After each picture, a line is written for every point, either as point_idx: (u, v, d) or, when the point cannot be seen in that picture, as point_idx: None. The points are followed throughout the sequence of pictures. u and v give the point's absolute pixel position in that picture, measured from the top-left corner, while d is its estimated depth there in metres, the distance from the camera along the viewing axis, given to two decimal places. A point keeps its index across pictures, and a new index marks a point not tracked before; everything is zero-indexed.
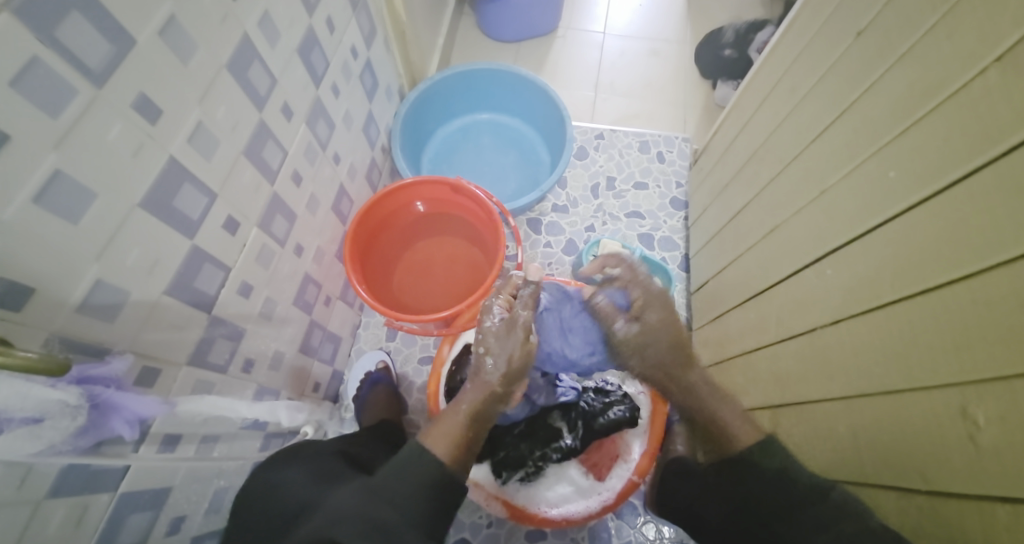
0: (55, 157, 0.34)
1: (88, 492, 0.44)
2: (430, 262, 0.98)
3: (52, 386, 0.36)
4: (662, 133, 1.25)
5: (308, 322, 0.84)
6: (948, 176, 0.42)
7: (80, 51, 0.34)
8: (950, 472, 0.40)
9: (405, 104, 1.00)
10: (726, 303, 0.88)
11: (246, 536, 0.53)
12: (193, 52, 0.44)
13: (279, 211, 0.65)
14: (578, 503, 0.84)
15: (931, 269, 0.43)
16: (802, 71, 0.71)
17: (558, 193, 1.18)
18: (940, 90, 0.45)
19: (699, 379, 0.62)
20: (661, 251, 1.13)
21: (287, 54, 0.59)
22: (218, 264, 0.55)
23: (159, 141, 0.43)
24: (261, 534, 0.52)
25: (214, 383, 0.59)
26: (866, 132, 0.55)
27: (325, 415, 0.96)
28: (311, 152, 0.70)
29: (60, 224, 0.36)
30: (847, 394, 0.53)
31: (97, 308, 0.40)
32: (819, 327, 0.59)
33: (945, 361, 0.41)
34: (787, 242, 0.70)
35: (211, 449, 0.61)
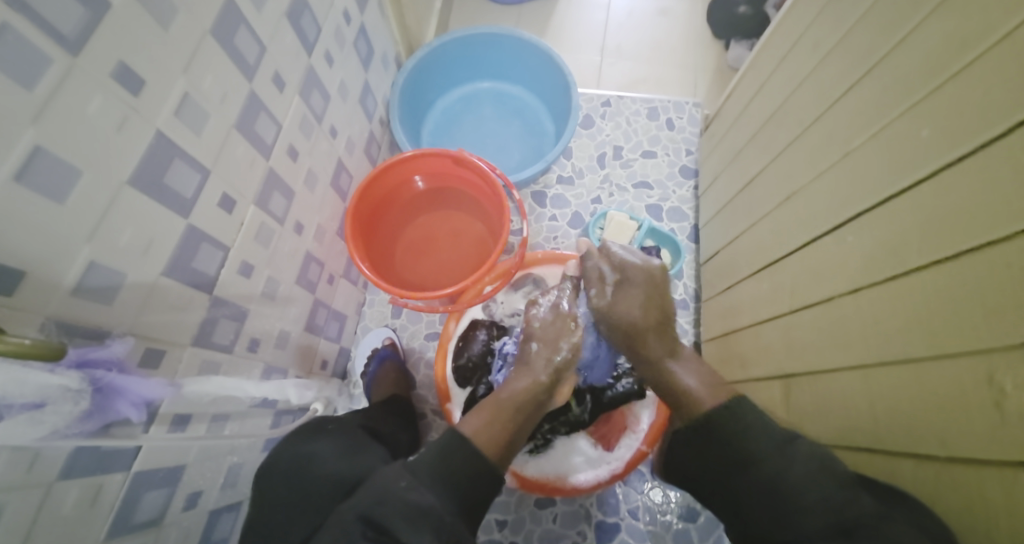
0: (34, 133, 0.32)
1: (101, 473, 0.44)
2: (434, 237, 0.96)
3: (50, 371, 0.35)
4: (671, 99, 1.20)
5: (313, 300, 0.83)
6: (986, 134, 0.40)
7: (52, 16, 0.32)
8: (970, 440, 0.39)
9: (403, 73, 0.96)
10: (739, 273, 0.86)
11: (274, 504, 0.56)
12: (174, 16, 0.42)
13: (276, 187, 0.63)
14: (588, 472, 0.84)
15: (962, 234, 0.41)
16: (826, 25, 0.67)
17: (563, 163, 1.15)
18: (982, 40, 0.42)
19: (657, 348, 0.67)
20: (670, 223, 1.10)
21: (275, 18, 0.56)
22: (217, 243, 0.54)
23: (144, 114, 0.41)
24: (293, 506, 0.55)
25: (220, 363, 0.59)
26: (896, 90, 0.52)
27: (334, 392, 0.97)
28: (307, 124, 0.68)
29: (47, 205, 0.34)
30: (865, 364, 0.52)
31: (92, 291, 0.39)
32: (836, 297, 0.58)
33: (972, 329, 0.39)
34: (804, 209, 0.67)
35: (222, 428, 0.61)
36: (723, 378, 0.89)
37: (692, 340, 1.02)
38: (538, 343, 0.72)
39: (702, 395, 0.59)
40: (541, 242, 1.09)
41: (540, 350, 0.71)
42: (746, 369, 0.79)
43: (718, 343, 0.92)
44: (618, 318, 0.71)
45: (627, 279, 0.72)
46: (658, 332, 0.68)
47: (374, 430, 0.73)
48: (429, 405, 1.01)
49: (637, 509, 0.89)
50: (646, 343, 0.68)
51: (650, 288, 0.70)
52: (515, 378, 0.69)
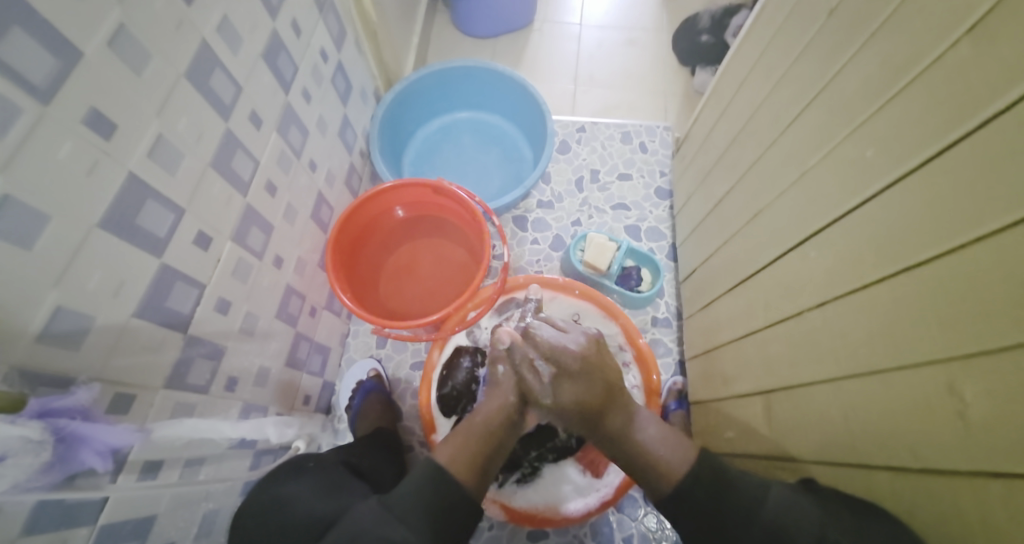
0: (2, 179, 0.32)
1: (65, 528, 0.42)
2: (413, 265, 0.97)
3: (10, 422, 0.34)
4: (643, 123, 1.24)
5: (294, 334, 0.82)
6: (924, 152, 0.42)
7: (22, 67, 0.32)
8: (939, 450, 0.40)
9: (381, 106, 0.98)
10: (715, 291, 0.87)
11: None
12: (148, 62, 0.42)
13: (254, 223, 0.63)
14: (578, 501, 0.82)
15: (913, 246, 0.42)
16: (776, 53, 0.71)
17: (542, 188, 1.17)
18: (913, 65, 0.44)
19: (618, 422, 0.64)
20: (648, 242, 1.12)
21: (251, 59, 0.57)
22: (192, 281, 0.53)
23: (116, 157, 0.41)
24: None
25: (195, 404, 0.57)
26: (842, 111, 0.55)
27: (318, 428, 0.94)
28: (285, 160, 0.68)
29: (11, 250, 0.34)
30: (834, 375, 0.53)
31: (59, 336, 0.39)
32: (805, 311, 0.59)
33: (930, 337, 0.40)
34: (770, 227, 0.69)
35: (197, 472, 0.59)
36: (707, 395, 0.89)
37: (677, 358, 1.03)
38: (504, 364, 0.71)
39: (671, 463, 0.59)
40: (523, 266, 1.10)
41: (508, 372, 0.71)
42: (728, 385, 0.80)
43: (701, 360, 0.93)
44: (571, 407, 0.64)
45: (563, 367, 0.65)
46: (610, 403, 0.64)
47: (355, 459, 0.72)
48: (417, 437, 0.99)
49: (631, 537, 0.87)
50: (606, 420, 0.64)
51: (585, 368, 0.65)
52: (487, 402, 0.69)
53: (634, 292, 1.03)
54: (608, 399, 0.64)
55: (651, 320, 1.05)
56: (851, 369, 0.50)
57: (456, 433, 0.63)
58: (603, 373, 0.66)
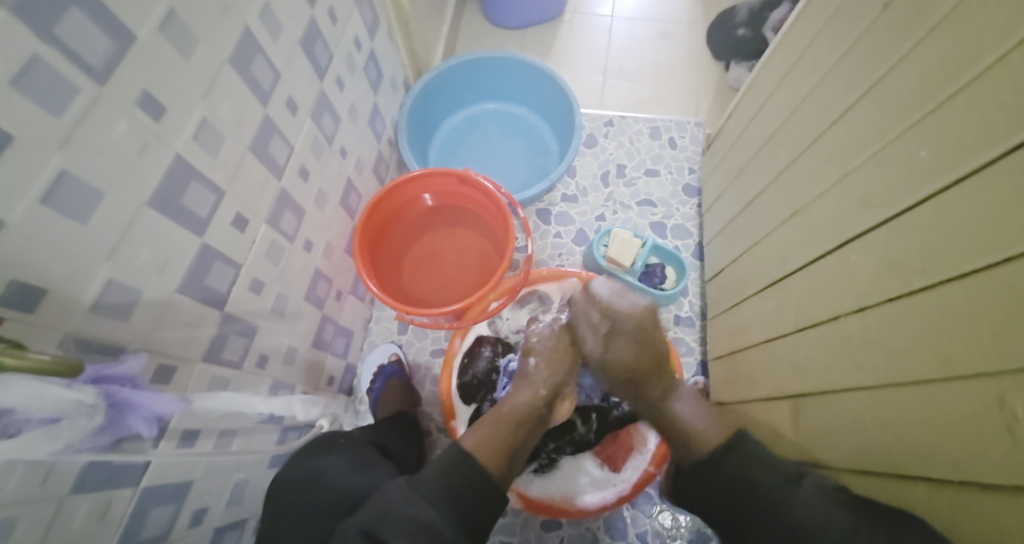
0: (61, 156, 0.34)
1: (111, 488, 0.45)
2: (440, 254, 0.98)
3: (67, 386, 0.36)
4: (673, 118, 1.22)
5: (321, 317, 0.84)
6: (986, 153, 0.40)
7: (82, 49, 0.34)
8: (983, 465, 0.39)
9: (411, 96, 0.98)
10: (744, 292, 0.86)
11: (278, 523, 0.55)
12: (195, 47, 0.44)
13: (287, 206, 0.65)
14: (594, 494, 0.83)
15: (967, 252, 0.41)
16: (822, 48, 0.69)
17: (567, 181, 1.17)
18: (978, 61, 0.43)
19: (657, 392, 0.73)
20: (674, 240, 1.11)
21: (289, 47, 0.59)
22: (229, 261, 0.55)
23: (165, 138, 0.43)
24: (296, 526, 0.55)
25: (228, 379, 0.60)
26: (895, 110, 0.53)
27: (340, 409, 0.97)
28: (318, 146, 0.70)
29: (69, 223, 0.36)
30: (874, 384, 0.52)
31: (109, 307, 0.41)
32: (843, 315, 0.58)
33: (981, 350, 0.39)
34: (807, 227, 0.68)
35: (229, 444, 0.62)
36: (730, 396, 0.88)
37: (699, 358, 1.02)
38: (535, 358, 0.75)
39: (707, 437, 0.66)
40: (545, 259, 1.10)
41: (537, 365, 0.74)
42: (753, 387, 0.79)
43: (725, 361, 0.92)
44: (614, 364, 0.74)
45: (617, 326, 0.74)
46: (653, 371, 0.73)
47: (380, 440, 0.74)
48: (435, 423, 1.01)
49: (645, 533, 0.88)
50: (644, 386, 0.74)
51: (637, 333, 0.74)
52: (515, 393, 0.72)
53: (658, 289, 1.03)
54: (654, 371, 0.73)
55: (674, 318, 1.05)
56: (893, 376, 0.49)
57: (486, 419, 0.66)
58: (654, 344, 0.74)
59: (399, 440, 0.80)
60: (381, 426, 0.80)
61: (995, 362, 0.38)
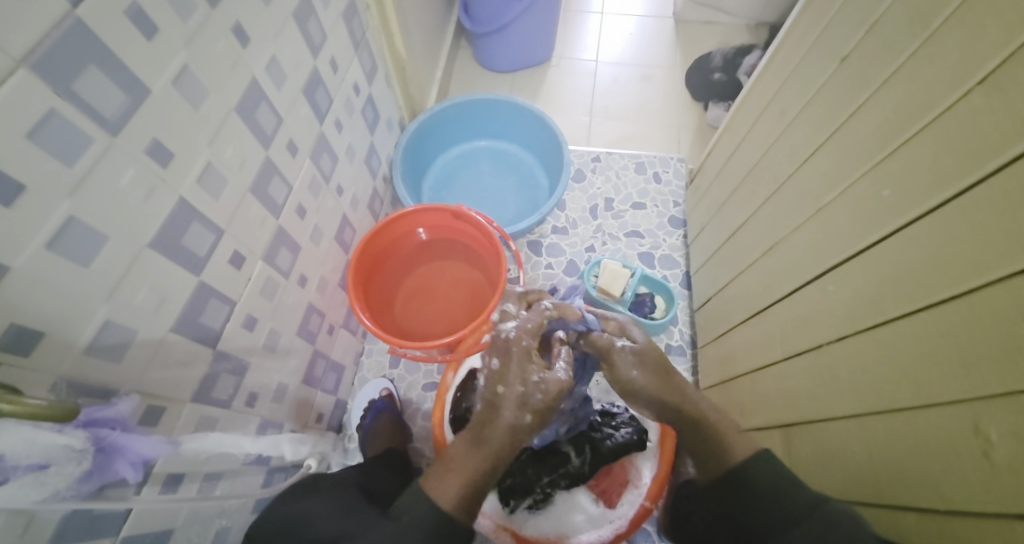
0: (69, 204, 0.35)
1: (90, 538, 0.43)
2: (430, 286, 0.99)
3: (58, 431, 0.35)
4: (657, 154, 1.27)
5: (312, 352, 0.84)
6: (941, 194, 0.43)
7: (96, 102, 0.35)
8: (967, 492, 0.40)
9: (405, 134, 1.02)
10: (731, 322, 0.88)
11: None
12: (204, 97, 0.46)
13: (284, 243, 0.66)
14: (590, 532, 0.80)
15: (932, 285, 0.44)
16: (791, 93, 0.74)
17: (557, 215, 1.20)
18: (927, 111, 0.46)
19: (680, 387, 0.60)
20: (662, 270, 1.14)
21: (292, 94, 0.61)
22: (224, 299, 0.56)
23: (170, 183, 0.44)
24: None
25: (217, 419, 0.59)
26: (857, 152, 0.57)
27: (329, 446, 0.95)
28: (315, 184, 0.71)
29: (73, 268, 0.36)
30: (858, 412, 0.53)
31: (104, 349, 0.41)
32: (824, 345, 0.60)
33: (954, 376, 0.41)
34: (786, 260, 0.70)
35: (213, 487, 0.60)
36: None
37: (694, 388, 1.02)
38: (507, 385, 0.53)
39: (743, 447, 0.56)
40: (537, 290, 1.11)
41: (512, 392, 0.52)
42: (745, 419, 0.80)
43: (716, 391, 0.92)
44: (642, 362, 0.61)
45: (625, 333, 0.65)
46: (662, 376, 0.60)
47: (362, 480, 0.71)
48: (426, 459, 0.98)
49: None
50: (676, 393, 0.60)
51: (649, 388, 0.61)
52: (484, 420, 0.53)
53: (648, 319, 1.04)
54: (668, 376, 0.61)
55: (664, 348, 1.06)
56: (875, 403, 0.51)
57: (453, 454, 0.53)
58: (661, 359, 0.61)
59: (390, 476, 0.79)
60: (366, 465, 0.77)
61: (968, 388, 0.40)
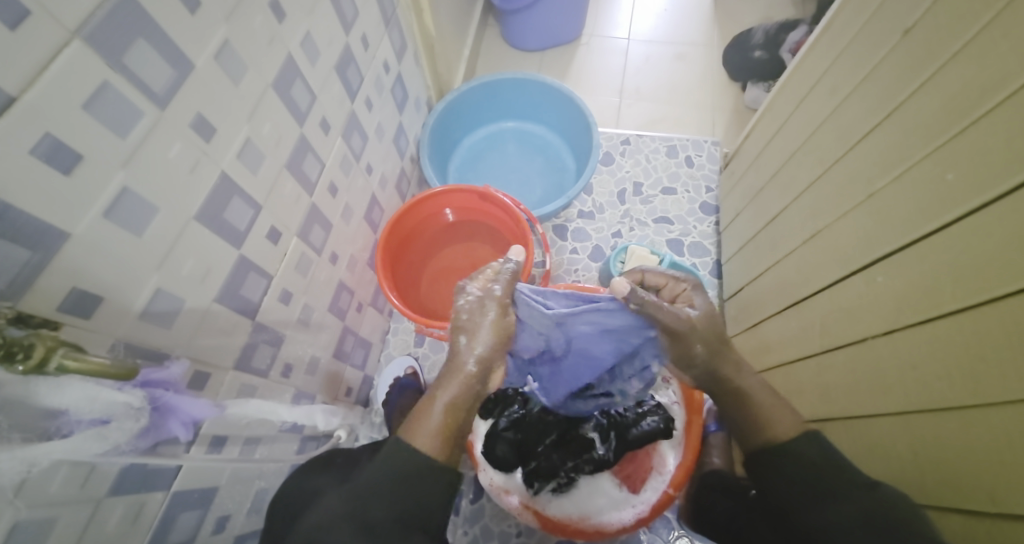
0: (122, 175, 0.36)
1: (144, 491, 0.46)
2: (457, 268, 1.00)
3: (118, 389, 0.38)
4: (690, 137, 1.24)
5: (342, 328, 0.86)
6: (1013, 178, 0.41)
7: (145, 77, 0.37)
8: (1022, 495, 0.38)
9: (434, 115, 1.02)
10: (766, 310, 0.86)
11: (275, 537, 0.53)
12: (243, 73, 0.47)
13: (317, 221, 0.67)
14: (612, 515, 0.82)
15: (998, 277, 0.42)
16: (844, 70, 0.70)
17: (584, 199, 1.19)
18: (1002, 87, 0.44)
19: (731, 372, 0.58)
20: (691, 257, 1.12)
21: (325, 70, 0.62)
22: (262, 272, 0.58)
23: (213, 157, 0.46)
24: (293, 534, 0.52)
25: (255, 388, 0.62)
26: (919, 132, 0.54)
27: (357, 419, 0.99)
28: (346, 163, 0.73)
29: (127, 237, 0.38)
30: (904, 408, 0.52)
31: (156, 316, 0.43)
32: (871, 338, 0.58)
33: (1016, 377, 0.39)
34: (831, 247, 0.68)
35: (253, 451, 0.64)
36: None
37: None
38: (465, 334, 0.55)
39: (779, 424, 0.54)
40: (562, 275, 1.11)
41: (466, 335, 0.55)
42: None
43: None
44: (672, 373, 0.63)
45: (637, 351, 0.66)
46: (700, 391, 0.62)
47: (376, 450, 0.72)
48: None
49: None
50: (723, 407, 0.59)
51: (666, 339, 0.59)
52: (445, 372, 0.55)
53: None
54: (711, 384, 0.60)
55: None
56: (922, 400, 0.50)
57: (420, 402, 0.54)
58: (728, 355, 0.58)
59: None
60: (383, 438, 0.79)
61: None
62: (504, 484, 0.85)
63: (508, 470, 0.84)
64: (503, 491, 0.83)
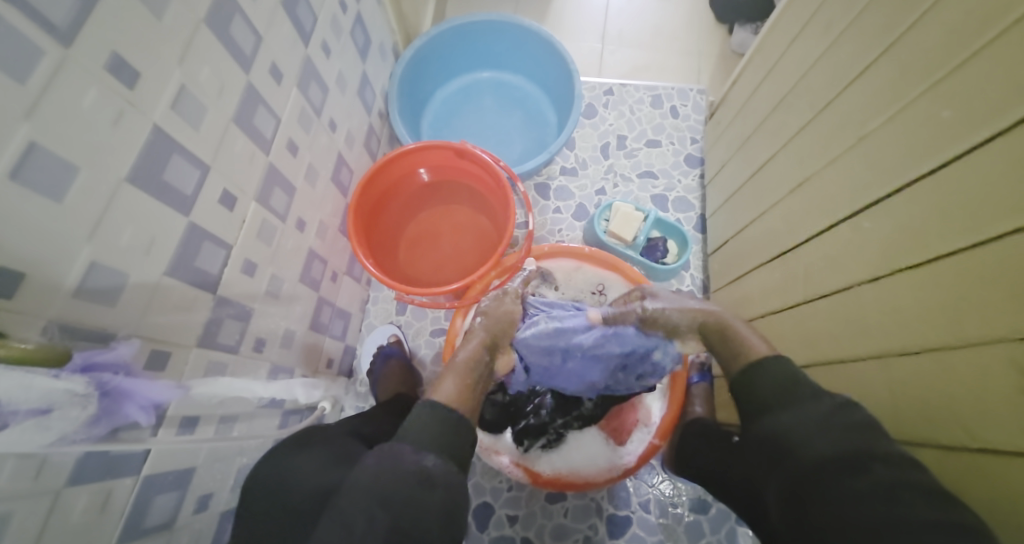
0: (28, 127, 0.31)
1: (110, 477, 0.43)
2: (436, 232, 0.95)
3: (55, 375, 0.34)
4: (675, 85, 1.19)
5: (317, 299, 0.82)
6: (1013, 110, 0.39)
7: (43, 6, 0.31)
8: (997, 430, 0.38)
9: (401, 64, 0.94)
10: (750, 263, 0.85)
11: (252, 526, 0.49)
12: (167, 5, 0.40)
13: (277, 183, 0.62)
14: (603, 467, 0.83)
15: (989, 216, 0.40)
16: (840, 3, 0.66)
17: (566, 155, 1.14)
18: (1004, 12, 0.41)
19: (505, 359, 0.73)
20: (675, 213, 1.10)
21: (270, 7, 0.55)
22: (218, 242, 0.53)
23: (141, 108, 0.40)
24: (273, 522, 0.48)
25: (226, 364, 0.58)
26: (917, 66, 0.51)
27: (342, 390, 0.96)
28: (306, 118, 0.66)
29: (44, 201, 0.33)
30: (884, 351, 0.51)
31: (95, 292, 0.38)
32: (856, 285, 0.57)
33: (999, 317, 0.38)
34: (818, 195, 0.66)
35: (230, 429, 0.61)
36: None
37: None
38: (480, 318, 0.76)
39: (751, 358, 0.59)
40: (545, 236, 1.08)
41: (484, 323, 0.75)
42: None
43: None
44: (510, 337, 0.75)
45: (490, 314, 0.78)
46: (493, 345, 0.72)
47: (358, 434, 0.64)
48: None
49: (647, 502, 0.92)
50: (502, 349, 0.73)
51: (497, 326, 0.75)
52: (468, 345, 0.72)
53: (661, 264, 1.02)
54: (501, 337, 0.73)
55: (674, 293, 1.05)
56: (904, 341, 0.49)
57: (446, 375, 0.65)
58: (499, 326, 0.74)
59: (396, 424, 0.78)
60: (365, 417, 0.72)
61: (1020, 328, 0.36)
62: (493, 444, 0.85)
63: (497, 431, 0.84)
64: (492, 451, 0.83)
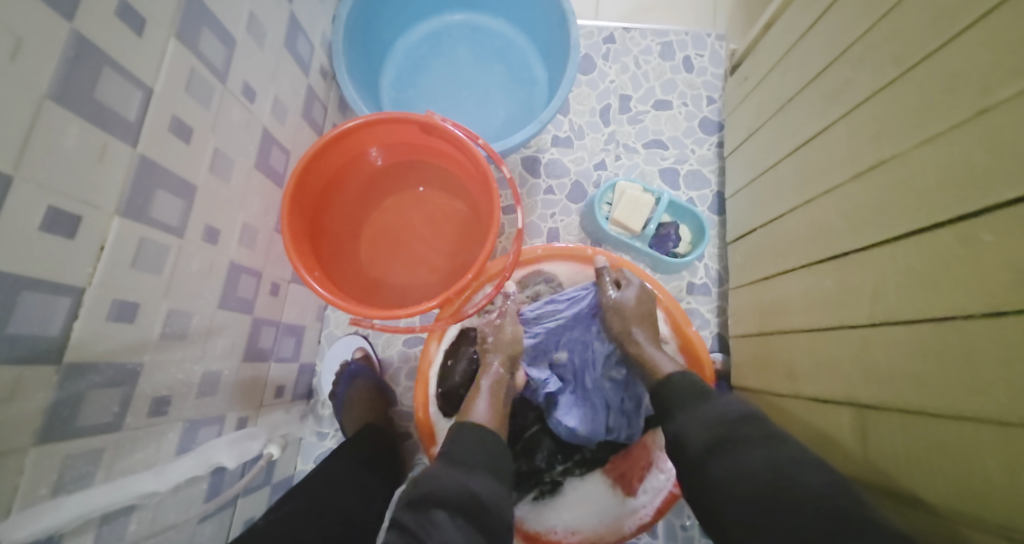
0: None
1: None
2: (403, 223, 0.76)
3: None
4: (689, 30, 0.99)
5: (253, 320, 0.64)
6: None
7: None
8: None
9: (344, 3, 0.72)
10: (786, 264, 0.69)
11: None
12: None
13: (158, 182, 0.43)
14: (607, 520, 0.73)
15: None
16: None
17: (559, 122, 0.94)
18: None
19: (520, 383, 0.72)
20: (687, 192, 0.93)
21: None
22: (55, 287, 0.35)
23: None
24: None
25: (104, 448, 0.41)
26: None
27: (295, 421, 0.79)
28: (198, 84, 0.47)
29: None
30: (980, 411, 0.38)
31: None
32: (955, 318, 0.41)
33: None
34: (890, 186, 0.50)
35: (126, 525, 0.44)
36: (759, 384, 0.74)
37: (716, 332, 0.89)
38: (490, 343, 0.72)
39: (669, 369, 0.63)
40: (536, 222, 0.91)
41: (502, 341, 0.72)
42: (794, 385, 0.64)
43: (754, 342, 0.76)
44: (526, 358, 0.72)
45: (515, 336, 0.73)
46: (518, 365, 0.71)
47: None
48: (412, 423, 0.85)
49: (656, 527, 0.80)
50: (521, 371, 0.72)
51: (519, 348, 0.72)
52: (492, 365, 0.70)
53: (670, 256, 0.86)
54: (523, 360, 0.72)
55: (687, 287, 0.90)
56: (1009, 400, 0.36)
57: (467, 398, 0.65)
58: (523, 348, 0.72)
59: (354, 490, 0.62)
60: (319, 503, 0.58)
61: None
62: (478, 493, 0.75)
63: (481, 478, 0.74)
64: None
